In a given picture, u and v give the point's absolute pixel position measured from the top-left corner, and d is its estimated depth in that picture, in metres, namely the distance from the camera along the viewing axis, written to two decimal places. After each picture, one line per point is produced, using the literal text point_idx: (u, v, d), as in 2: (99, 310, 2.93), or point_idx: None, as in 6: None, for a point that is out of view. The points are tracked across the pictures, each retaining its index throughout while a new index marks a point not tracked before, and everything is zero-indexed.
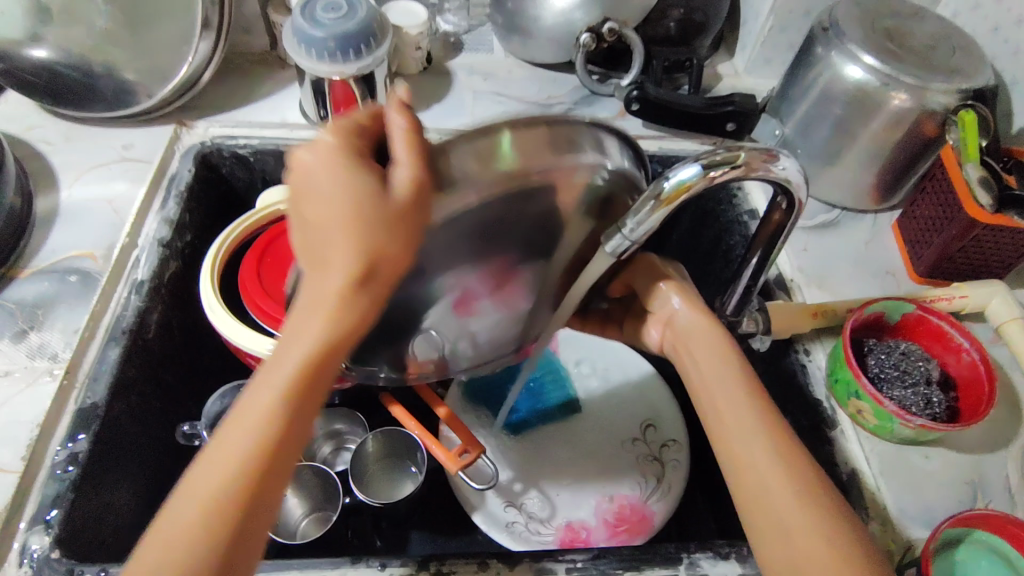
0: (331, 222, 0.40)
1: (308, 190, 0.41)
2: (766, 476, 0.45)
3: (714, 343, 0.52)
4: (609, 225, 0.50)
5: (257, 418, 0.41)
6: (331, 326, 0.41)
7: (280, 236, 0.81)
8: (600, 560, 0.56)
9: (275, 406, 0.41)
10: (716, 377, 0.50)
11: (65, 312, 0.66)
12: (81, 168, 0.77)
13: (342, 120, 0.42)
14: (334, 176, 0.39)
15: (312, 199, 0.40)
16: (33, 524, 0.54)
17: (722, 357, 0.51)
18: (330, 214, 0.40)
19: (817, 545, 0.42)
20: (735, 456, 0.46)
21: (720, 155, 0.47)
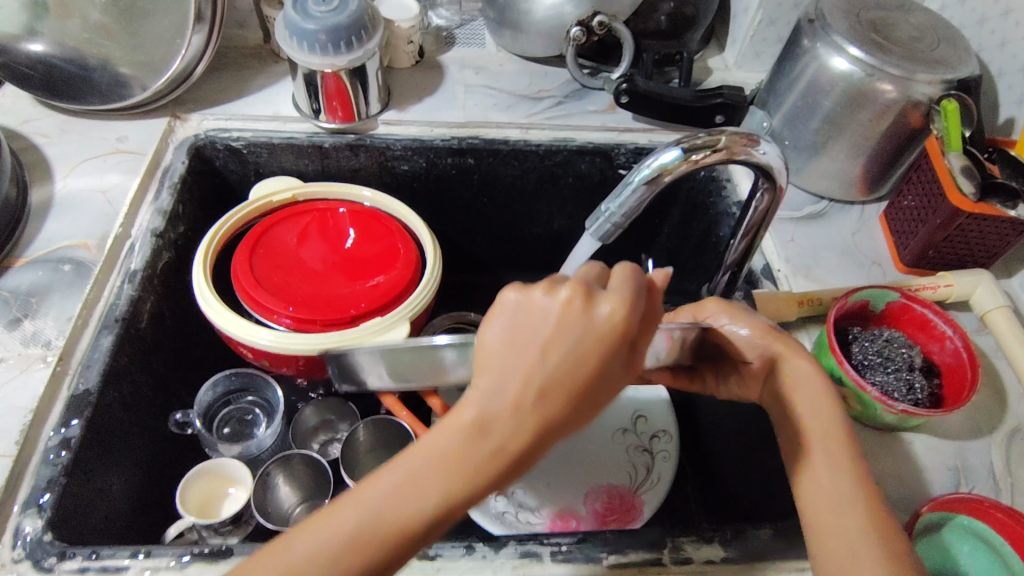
0: (547, 375, 0.39)
1: (527, 324, 0.40)
2: (830, 504, 0.50)
3: (814, 393, 0.56)
4: (596, 211, 0.53)
5: (395, 497, 0.39)
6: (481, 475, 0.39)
7: (272, 228, 0.82)
8: (585, 543, 0.57)
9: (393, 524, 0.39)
10: (809, 411, 0.55)
11: (58, 300, 0.66)
12: (76, 160, 0.78)
13: (625, 287, 0.40)
14: (571, 340, 0.39)
15: (521, 345, 0.40)
16: (26, 506, 0.55)
17: (815, 401, 0.55)
18: (558, 369, 0.39)
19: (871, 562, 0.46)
20: (815, 478, 0.52)
21: (701, 139, 0.49)
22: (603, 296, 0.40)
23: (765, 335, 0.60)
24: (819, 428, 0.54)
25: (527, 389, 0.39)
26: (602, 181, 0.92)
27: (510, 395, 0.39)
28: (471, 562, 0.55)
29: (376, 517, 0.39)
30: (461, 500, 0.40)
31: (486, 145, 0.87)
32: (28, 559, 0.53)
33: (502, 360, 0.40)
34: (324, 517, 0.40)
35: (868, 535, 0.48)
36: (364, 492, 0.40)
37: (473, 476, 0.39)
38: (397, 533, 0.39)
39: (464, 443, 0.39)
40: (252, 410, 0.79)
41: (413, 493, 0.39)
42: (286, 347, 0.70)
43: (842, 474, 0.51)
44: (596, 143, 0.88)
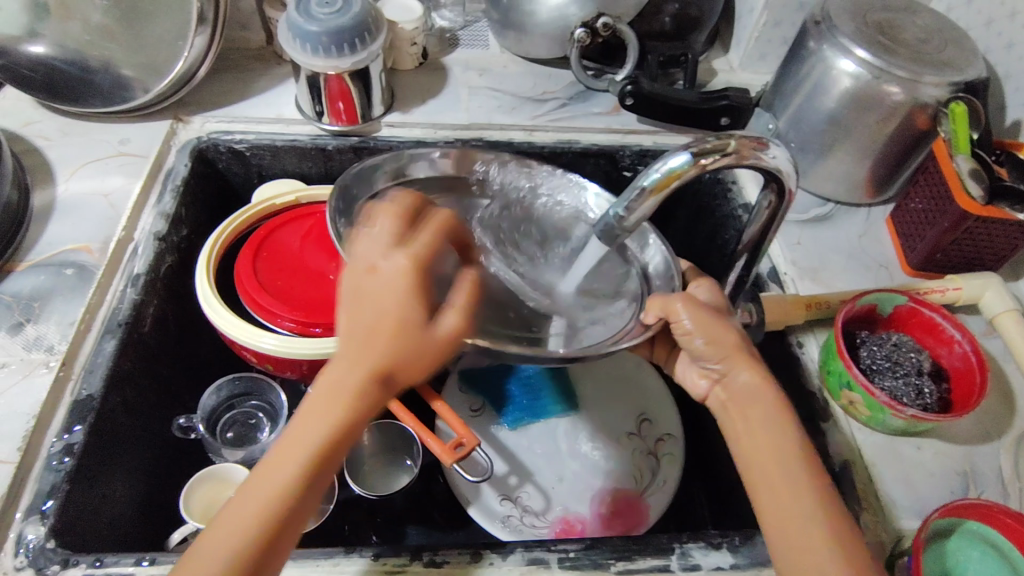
0: (408, 314, 0.47)
1: (371, 293, 0.47)
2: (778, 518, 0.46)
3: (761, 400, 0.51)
4: (605, 216, 0.53)
5: (307, 440, 0.45)
6: (363, 401, 0.45)
7: (275, 231, 0.81)
8: (592, 550, 0.57)
9: (298, 471, 0.44)
10: (757, 418, 0.50)
11: (60, 304, 0.66)
12: (77, 163, 0.78)
13: (411, 258, 0.49)
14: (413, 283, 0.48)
15: (374, 285, 0.48)
16: (29, 514, 0.54)
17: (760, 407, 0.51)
18: (377, 312, 0.47)
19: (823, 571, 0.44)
20: (762, 501, 0.48)
21: (710, 143, 0.49)
22: (386, 263, 0.48)
23: (720, 340, 0.53)
24: (771, 437, 0.49)
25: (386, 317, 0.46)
26: (606, 183, 0.92)
27: (384, 321, 0.46)
28: (478, 569, 0.55)
29: (294, 465, 0.44)
30: (347, 435, 0.46)
31: (490, 147, 0.87)
32: (31, 567, 0.52)
33: (356, 307, 0.47)
34: (249, 489, 0.44)
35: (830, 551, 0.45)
36: (280, 459, 0.44)
37: (362, 394, 0.45)
38: (304, 470, 0.44)
39: (351, 373, 0.45)
40: (255, 413, 0.78)
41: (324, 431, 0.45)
42: (290, 352, 0.70)
43: (795, 484, 0.47)
44: (601, 145, 0.88)
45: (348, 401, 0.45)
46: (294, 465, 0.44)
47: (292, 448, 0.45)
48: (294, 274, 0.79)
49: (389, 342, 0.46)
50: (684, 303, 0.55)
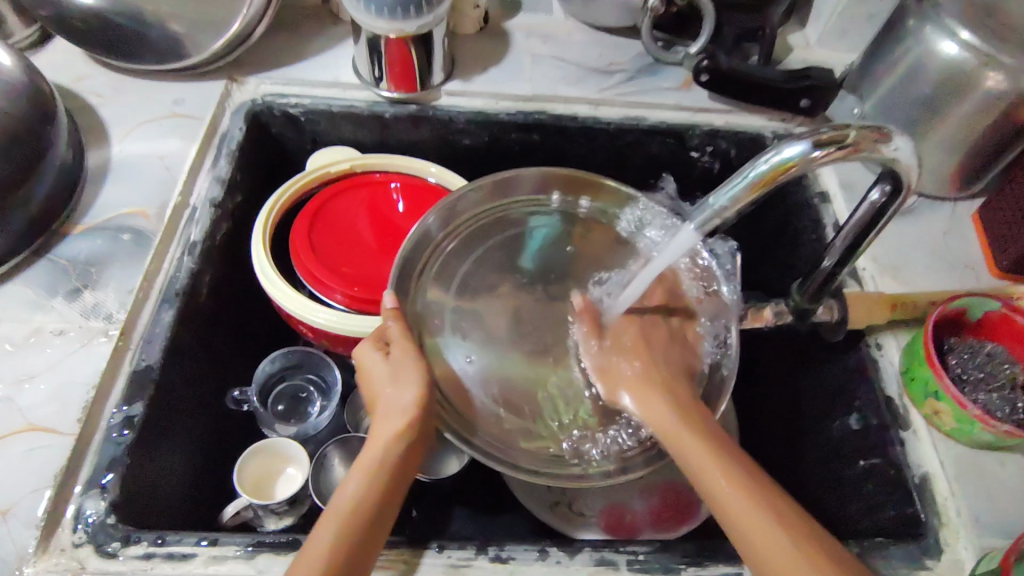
0: (427, 398, 0.56)
1: (371, 369, 0.59)
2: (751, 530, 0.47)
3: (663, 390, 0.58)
4: (702, 204, 0.50)
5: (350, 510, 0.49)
6: (371, 476, 0.52)
7: (329, 200, 0.78)
8: (662, 553, 0.55)
9: (332, 542, 0.47)
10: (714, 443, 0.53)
11: (117, 271, 0.64)
12: (132, 123, 0.75)
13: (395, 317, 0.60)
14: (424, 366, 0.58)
15: (401, 365, 0.57)
16: (89, 487, 0.54)
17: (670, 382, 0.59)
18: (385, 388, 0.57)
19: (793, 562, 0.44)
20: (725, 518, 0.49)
21: (828, 134, 0.45)
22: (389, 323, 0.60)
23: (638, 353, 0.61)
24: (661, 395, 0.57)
25: (411, 399, 0.55)
26: (671, 163, 0.87)
27: (402, 417, 0.54)
28: (545, 568, 0.53)
29: (345, 527, 0.49)
30: (372, 504, 0.50)
31: (554, 121, 0.83)
32: (90, 544, 0.52)
33: (385, 392, 0.57)
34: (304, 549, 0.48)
35: (757, 512, 0.47)
36: (314, 543, 0.48)
37: (399, 468, 0.53)
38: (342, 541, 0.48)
39: (392, 454, 0.53)
40: (307, 387, 0.77)
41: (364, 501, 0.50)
42: (341, 328, 0.68)
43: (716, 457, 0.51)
44: (669, 123, 0.83)
45: (356, 475, 0.52)
46: (328, 537, 0.48)
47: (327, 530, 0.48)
48: (347, 246, 0.76)
49: (397, 401, 0.55)
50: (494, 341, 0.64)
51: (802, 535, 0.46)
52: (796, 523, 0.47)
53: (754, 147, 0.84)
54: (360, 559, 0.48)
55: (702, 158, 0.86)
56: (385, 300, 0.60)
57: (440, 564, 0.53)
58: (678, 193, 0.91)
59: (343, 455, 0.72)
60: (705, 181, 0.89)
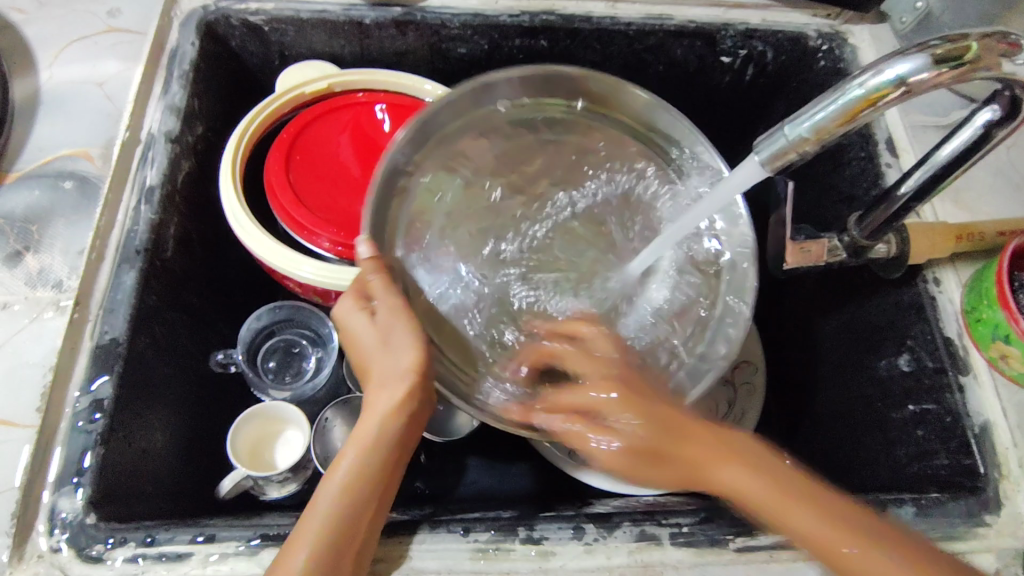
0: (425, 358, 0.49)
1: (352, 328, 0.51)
2: (825, 545, 0.43)
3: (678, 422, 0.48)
4: (772, 132, 0.42)
5: (339, 502, 0.44)
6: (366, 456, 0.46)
7: (305, 128, 0.67)
8: (708, 524, 0.49)
9: (320, 539, 0.43)
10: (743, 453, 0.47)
11: (64, 228, 0.55)
12: (62, 45, 0.63)
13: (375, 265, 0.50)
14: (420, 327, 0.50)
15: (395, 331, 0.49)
16: (60, 485, 0.47)
17: (688, 410, 0.49)
18: (371, 354, 0.50)
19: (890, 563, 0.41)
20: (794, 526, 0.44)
21: (943, 48, 0.36)
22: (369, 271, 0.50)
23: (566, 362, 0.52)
24: (717, 456, 0.47)
25: (406, 371, 0.48)
26: (697, 71, 0.76)
27: (397, 385, 0.48)
28: (582, 548, 0.48)
29: (337, 518, 0.44)
30: (366, 489, 0.45)
31: (564, 23, 0.70)
32: (71, 548, 0.45)
33: (376, 357, 0.50)
34: (291, 541, 0.43)
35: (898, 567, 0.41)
36: (300, 537, 0.43)
37: (400, 440, 0.48)
38: (333, 534, 0.43)
39: (387, 429, 0.48)
40: (299, 341, 0.69)
41: (354, 491, 0.45)
42: (336, 283, 0.60)
43: (797, 498, 0.44)
44: (699, 22, 0.71)
45: (348, 457, 0.47)
46: (318, 530, 0.43)
47: (316, 523, 0.44)
48: (331, 182, 0.65)
49: (388, 367, 0.49)
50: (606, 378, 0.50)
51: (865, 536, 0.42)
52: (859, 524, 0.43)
53: (794, 48, 0.72)
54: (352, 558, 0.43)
55: (734, 63, 0.75)
56: (360, 250, 0.50)
57: (464, 550, 0.47)
58: (703, 104, 0.80)
59: (346, 416, 0.65)
60: (734, 90, 0.78)
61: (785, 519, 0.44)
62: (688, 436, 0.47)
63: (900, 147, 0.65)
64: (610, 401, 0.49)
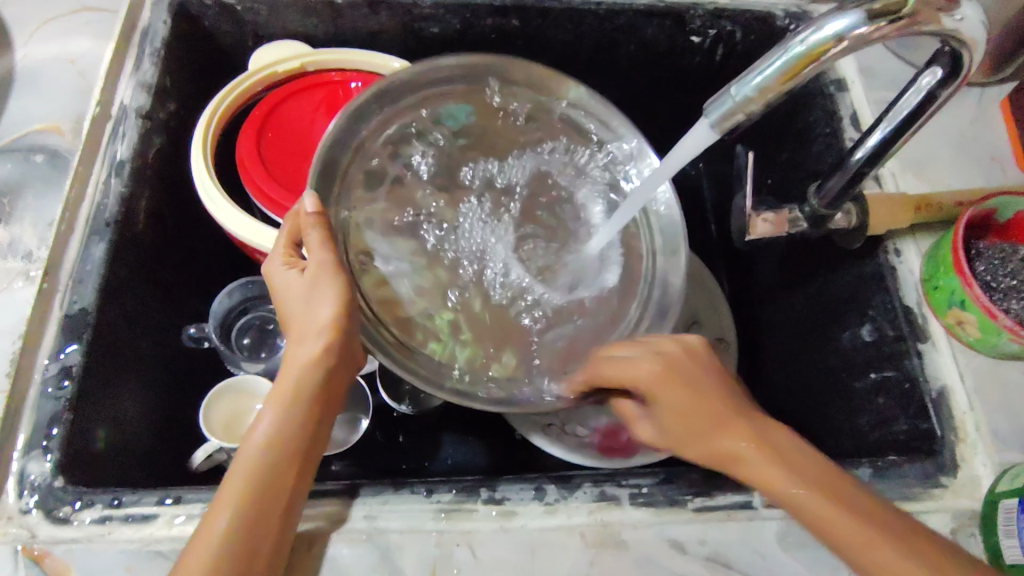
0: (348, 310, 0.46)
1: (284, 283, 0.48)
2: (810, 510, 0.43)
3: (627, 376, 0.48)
4: (720, 95, 0.42)
5: (257, 459, 0.44)
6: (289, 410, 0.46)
7: (279, 105, 0.68)
8: (667, 485, 0.51)
9: (237, 497, 0.42)
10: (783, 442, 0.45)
11: (35, 200, 0.56)
12: (35, 23, 0.64)
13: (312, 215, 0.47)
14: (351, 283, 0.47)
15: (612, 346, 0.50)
16: (30, 449, 0.48)
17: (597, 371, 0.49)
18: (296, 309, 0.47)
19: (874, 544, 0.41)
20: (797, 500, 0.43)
21: (880, 4, 0.38)
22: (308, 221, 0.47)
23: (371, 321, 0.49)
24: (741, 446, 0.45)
25: (318, 324, 0.46)
26: (668, 50, 0.77)
27: (315, 337, 0.46)
28: (543, 508, 0.49)
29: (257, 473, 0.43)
30: (287, 444, 0.45)
31: (534, 2, 0.71)
32: (40, 509, 0.46)
33: (299, 308, 0.47)
34: (213, 503, 0.43)
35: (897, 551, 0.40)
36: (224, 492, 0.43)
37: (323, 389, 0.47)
38: (251, 489, 0.43)
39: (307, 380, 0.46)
40: (274, 318, 0.70)
41: (274, 450, 0.44)
42: None
43: (818, 489, 0.43)
44: (668, 2, 0.72)
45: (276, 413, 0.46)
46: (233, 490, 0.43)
47: (238, 477, 0.43)
48: (305, 159, 0.66)
49: (312, 315, 0.46)
50: (682, 347, 0.49)
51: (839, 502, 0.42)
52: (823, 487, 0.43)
53: (763, 27, 0.74)
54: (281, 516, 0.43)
55: (704, 43, 0.76)
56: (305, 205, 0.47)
57: (428, 510, 0.48)
58: (675, 84, 0.81)
59: None
60: (706, 70, 0.79)
61: (823, 517, 0.42)
62: (697, 416, 0.47)
63: (864, 120, 0.66)
64: (645, 370, 0.47)
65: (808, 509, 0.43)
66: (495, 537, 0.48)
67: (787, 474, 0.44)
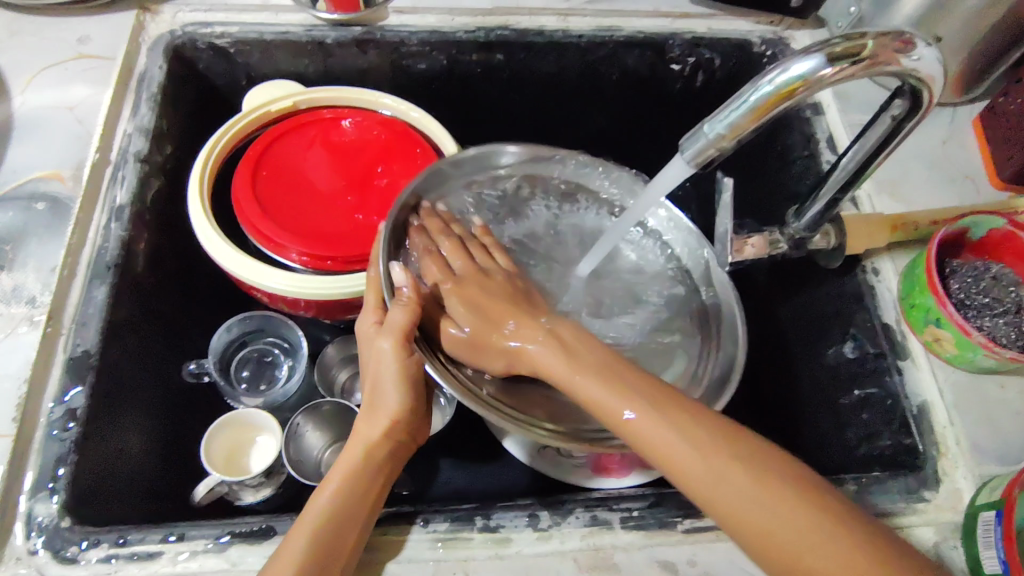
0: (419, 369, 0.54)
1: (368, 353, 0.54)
2: (734, 493, 0.40)
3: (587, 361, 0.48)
4: (694, 131, 0.45)
5: (337, 502, 0.48)
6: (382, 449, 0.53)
7: (274, 144, 0.70)
8: (657, 508, 0.52)
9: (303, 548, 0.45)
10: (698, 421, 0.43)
11: (38, 247, 0.58)
12: (34, 70, 0.66)
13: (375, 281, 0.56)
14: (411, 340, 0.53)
15: (484, 309, 0.54)
16: (37, 490, 0.49)
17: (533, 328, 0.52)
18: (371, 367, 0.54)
19: (794, 511, 0.39)
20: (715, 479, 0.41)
21: (842, 46, 0.40)
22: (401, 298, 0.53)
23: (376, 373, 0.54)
24: (640, 401, 0.44)
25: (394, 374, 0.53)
26: (648, 78, 0.79)
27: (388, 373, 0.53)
28: (536, 535, 0.50)
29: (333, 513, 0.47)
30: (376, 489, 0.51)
31: (518, 37, 0.73)
32: (47, 550, 0.47)
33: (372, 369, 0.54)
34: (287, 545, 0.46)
35: (738, 481, 0.40)
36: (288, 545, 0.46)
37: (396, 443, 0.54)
38: (326, 526, 0.46)
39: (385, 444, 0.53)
40: (272, 350, 0.71)
41: (351, 500, 0.49)
42: (303, 291, 0.62)
43: (703, 447, 0.42)
44: (647, 33, 0.75)
45: (345, 465, 0.51)
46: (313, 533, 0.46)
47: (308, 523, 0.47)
48: (300, 195, 0.68)
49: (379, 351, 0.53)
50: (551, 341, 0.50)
51: (761, 466, 0.41)
52: (771, 475, 0.40)
53: (742, 54, 0.76)
54: (349, 542, 0.47)
55: (684, 70, 0.78)
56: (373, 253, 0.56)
57: (424, 540, 0.50)
58: (656, 110, 0.83)
59: (316, 422, 0.67)
60: (686, 97, 0.81)
61: (701, 487, 0.41)
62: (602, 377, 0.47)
63: (839, 143, 0.68)
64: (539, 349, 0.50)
65: (750, 506, 0.40)
66: (490, 564, 0.49)
67: (726, 458, 0.41)
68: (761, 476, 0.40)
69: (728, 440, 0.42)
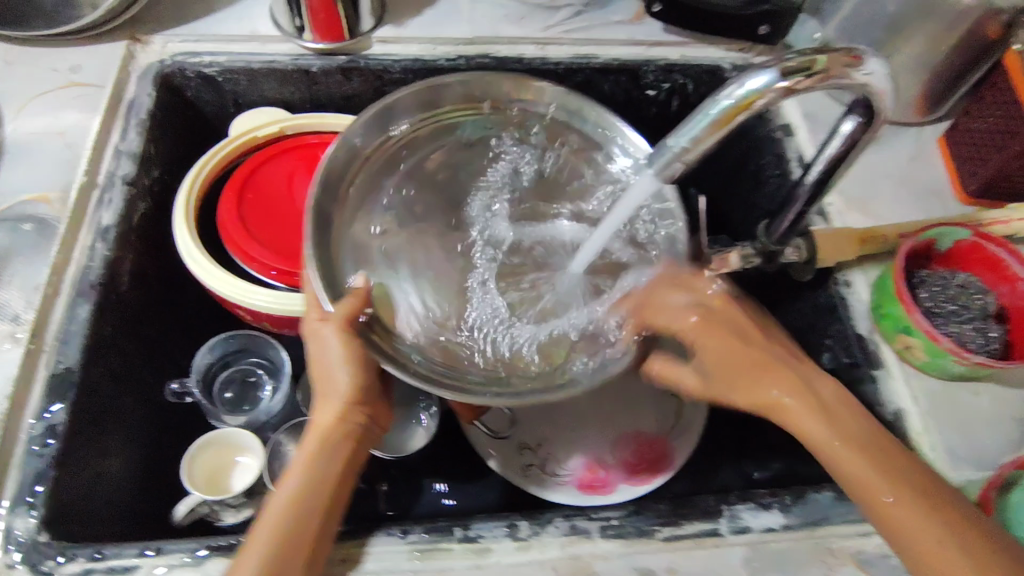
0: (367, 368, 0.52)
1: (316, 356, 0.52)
2: (862, 490, 0.45)
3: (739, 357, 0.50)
4: (662, 145, 0.47)
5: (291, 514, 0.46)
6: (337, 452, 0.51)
7: (259, 168, 0.71)
8: (636, 516, 0.52)
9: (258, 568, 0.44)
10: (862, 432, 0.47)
11: (25, 266, 0.59)
12: (25, 97, 0.68)
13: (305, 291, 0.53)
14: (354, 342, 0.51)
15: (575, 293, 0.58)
16: (14, 505, 0.49)
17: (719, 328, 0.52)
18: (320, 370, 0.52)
19: (932, 517, 0.43)
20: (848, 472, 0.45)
21: (795, 61, 0.42)
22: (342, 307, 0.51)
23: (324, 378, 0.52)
24: (819, 422, 0.47)
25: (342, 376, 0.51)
26: (624, 102, 0.82)
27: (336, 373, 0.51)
28: (515, 545, 0.50)
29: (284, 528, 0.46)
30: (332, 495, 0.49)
31: (497, 65, 0.76)
32: (23, 564, 0.47)
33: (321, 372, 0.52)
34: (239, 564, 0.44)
35: (914, 499, 0.43)
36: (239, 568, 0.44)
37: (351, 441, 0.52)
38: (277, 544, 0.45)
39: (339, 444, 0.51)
40: (255, 370, 0.72)
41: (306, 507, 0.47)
42: (284, 307, 0.62)
43: (867, 456, 0.45)
44: (622, 59, 0.77)
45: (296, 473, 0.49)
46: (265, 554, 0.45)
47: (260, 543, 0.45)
48: (283, 217, 0.69)
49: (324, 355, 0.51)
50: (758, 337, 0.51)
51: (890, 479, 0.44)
52: (889, 476, 0.44)
53: (714, 80, 0.79)
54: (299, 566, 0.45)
55: (659, 95, 0.81)
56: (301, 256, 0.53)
57: (402, 551, 0.50)
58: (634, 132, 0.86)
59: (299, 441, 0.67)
60: (661, 119, 0.84)
61: (848, 474, 0.46)
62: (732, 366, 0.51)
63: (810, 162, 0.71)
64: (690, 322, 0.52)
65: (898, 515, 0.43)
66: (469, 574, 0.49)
67: (865, 468, 0.45)
68: (917, 495, 0.43)
69: (861, 447, 0.46)
